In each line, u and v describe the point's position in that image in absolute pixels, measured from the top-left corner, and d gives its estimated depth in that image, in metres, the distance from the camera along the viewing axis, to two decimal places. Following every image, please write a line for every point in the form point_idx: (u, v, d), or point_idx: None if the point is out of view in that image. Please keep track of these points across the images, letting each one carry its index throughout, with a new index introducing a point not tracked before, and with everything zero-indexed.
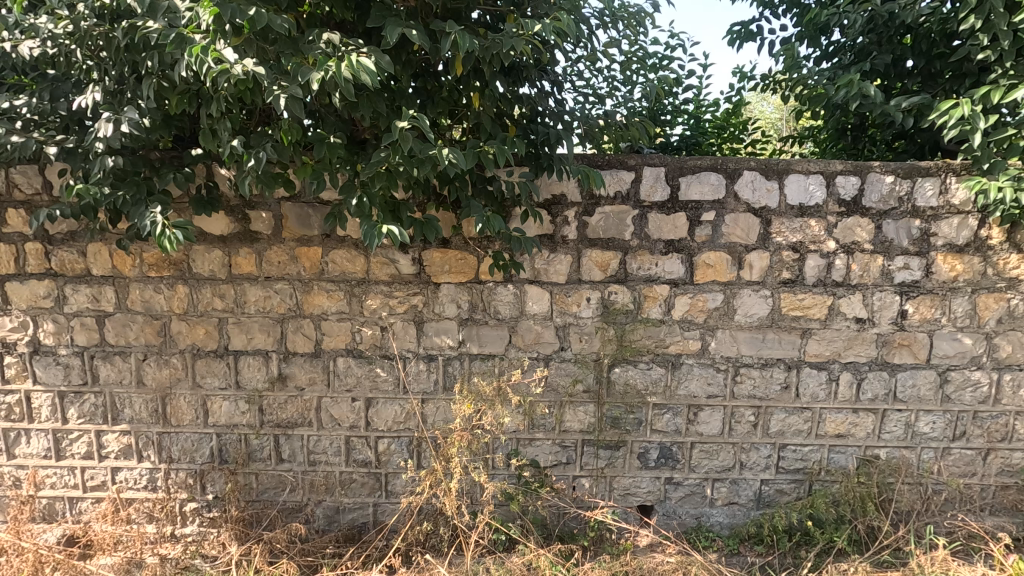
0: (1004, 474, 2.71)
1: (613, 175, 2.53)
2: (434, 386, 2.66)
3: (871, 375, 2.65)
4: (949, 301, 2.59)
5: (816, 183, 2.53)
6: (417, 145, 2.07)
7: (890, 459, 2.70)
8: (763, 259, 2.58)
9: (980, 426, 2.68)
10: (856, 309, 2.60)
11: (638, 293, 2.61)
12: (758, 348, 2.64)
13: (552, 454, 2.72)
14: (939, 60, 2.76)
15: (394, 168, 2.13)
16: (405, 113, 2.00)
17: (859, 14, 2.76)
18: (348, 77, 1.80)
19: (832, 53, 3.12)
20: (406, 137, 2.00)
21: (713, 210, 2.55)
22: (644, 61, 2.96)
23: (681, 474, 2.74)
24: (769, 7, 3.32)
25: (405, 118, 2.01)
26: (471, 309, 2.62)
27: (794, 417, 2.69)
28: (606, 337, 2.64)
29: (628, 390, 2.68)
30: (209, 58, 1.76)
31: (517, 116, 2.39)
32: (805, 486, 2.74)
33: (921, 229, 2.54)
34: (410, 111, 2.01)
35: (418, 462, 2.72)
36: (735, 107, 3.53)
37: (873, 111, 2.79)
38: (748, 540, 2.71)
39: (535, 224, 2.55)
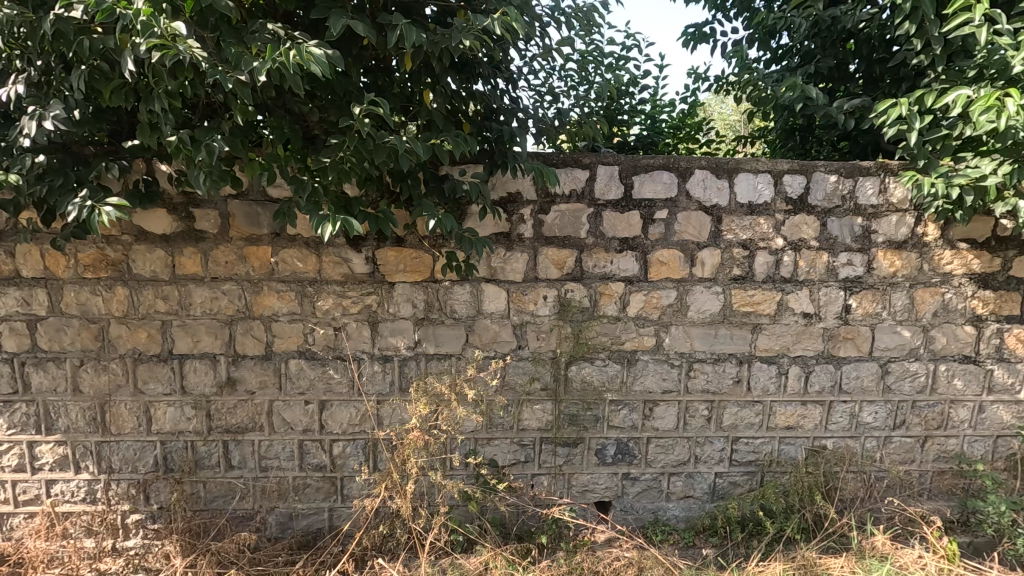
0: (940, 460, 2.84)
1: (567, 172, 2.54)
2: (390, 387, 2.62)
3: (818, 368, 2.74)
4: (889, 295, 2.69)
5: (765, 182, 2.59)
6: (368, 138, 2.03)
7: (837, 449, 2.80)
8: (714, 256, 2.63)
9: (918, 415, 2.80)
10: (804, 304, 2.69)
11: (594, 291, 2.63)
12: (710, 343, 2.69)
13: (510, 452, 2.71)
14: (879, 64, 2.88)
15: (347, 159, 2.10)
16: (364, 97, 1.96)
17: (804, 19, 2.87)
18: (297, 68, 1.75)
19: (781, 56, 3.22)
20: (362, 124, 1.95)
21: (666, 208, 2.59)
22: (600, 61, 3.00)
23: (638, 469, 2.77)
24: (721, 11, 3.40)
25: (363, 101, 1.97)
26: (427, 308, 2.59)
27: (745, 411, 2.76)
28: (563, 335, 2.65)
29: (585, 388, 2.69)
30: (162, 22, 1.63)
31: (472, 113, 2.37)
32: (757, 477, 2.81)
33: (863, 227, 2.64)
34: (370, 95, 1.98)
35: (374, 465, 2.67)
36: (690, 108, 3.61)
37: (818, 113, 2.89)
38: (703, 533, 2.76)
39: (491, 222, 2.53)
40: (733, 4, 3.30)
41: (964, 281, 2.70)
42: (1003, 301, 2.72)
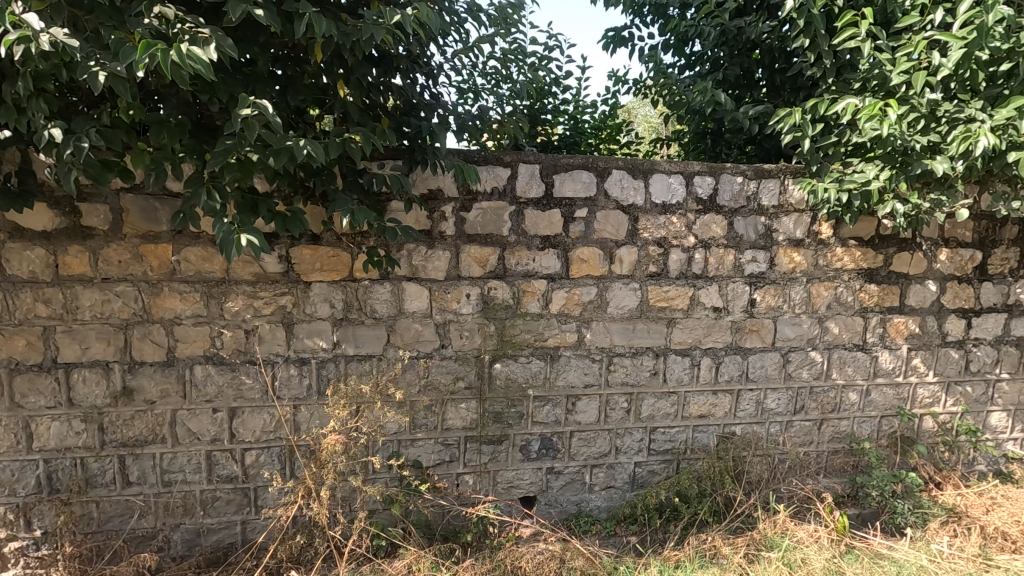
0: (834, 441, 3.09)
1: (489, 170, 2.53)
2: (307, 391, 2.51)
3: (726, 358, 2.90)
4: (789, 289, 2.90)
5: (677, 182, 2.71)
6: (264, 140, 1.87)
7: (745, 434, 2.98)
8: (631, 254, 2.72)
9: (815, 400, 3.03)
10: (714, 299, 2.84)
11: (517, 288, 2.64)
12: (629, 337, 2.79)
13: (434, 453, 2.68)
14: (780, 74, 3.07)
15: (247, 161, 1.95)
16: (246, 101, 1.80)
17: (713, 28, 3.00)
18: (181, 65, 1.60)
19: (694, 61, 3.37)
20: (252, 129, 1.82)
21: (585, 207, 2.65)
22: (522, 60, 3.01)
23: (562, 463, 2.82)
24: (639, 16, 3.51)
25: (246, 104, 1.82)
26: (346, 309, 2.50)
27: (662, 402, 2.87)
28: (486, 333, 2.64)
29: (509, 385, 2.70)
30: (8, 19, 1.50)
31: (390, 108, 2.30)
32: (673, 465, 2.94)
33: (765, 226, 2.82)
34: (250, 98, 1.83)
35: (290, 472, 2.56)
36: (611, 110, 3.70)
37: (726, 118, 3.06)
38: (623, 521, 2.85)
39: (412, 219, 2.48)
40: (650, 9, 3.40)
41: (853, 276, 2.95)
42: (885, 294, 2.99)
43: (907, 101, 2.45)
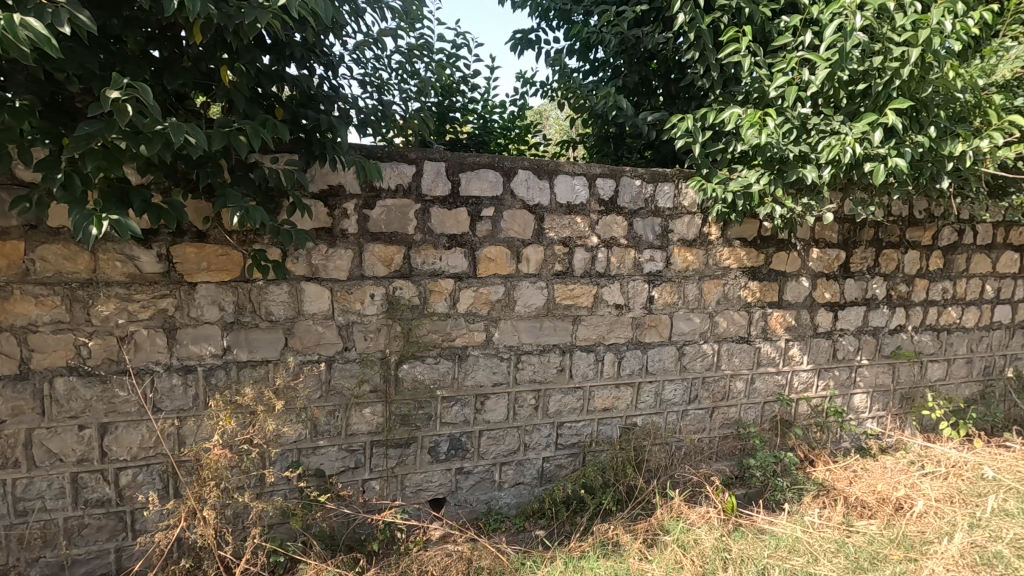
0: (724, 427, 3.33)
1: (393, 167, 2.47)
2: (193, 401, 2.31)
3: (628, 353, 3.04)
4: (683, 286, 3.08)
5: (581, 183, 2.79)
6: (141, 122, 1.66)
7: (645, 425, 3.13)
8: (538, 253, 2.76)
9: (708, 389, 3.25)
10: (616, 296, 2.95)
11: (423, 287, 2.60)
12: (536, 335, 2.83)
13: (338, 460, 2.57)
14: (674, 84, 3.25)
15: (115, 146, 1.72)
16: (117, 83, 1.57)
17: (612, 36, 3.11)
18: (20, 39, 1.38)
19: (597, 67, 3.49)
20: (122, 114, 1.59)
21: (492, 206, 2.65)
22: (428, 56, 2.96)
23: (471, 462, 2.81)
24: (546, 20, 3.57)
25: (116, 87, 1.58)
26: (237, 311, 2.33)
27: (568, 397, 2.95)
28: (392, 334, 2.57)
29: (417, 387, 2.65)
30: None
31: (285, 98, 2.17)
32: (579, 458, 3.03)
33: (662, 226, 2.98)
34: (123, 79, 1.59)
35: (174, 491, 2.34)
36: (519, 111, 3.75)
37: (626, 123, 3.20)
38: (532, 516, 2.90)
39: (311, 216, 2.36)
40: (555, 14, 3.47)
41: (739, 273, 3.19)
42: (766, 290, 3.26)
43: (782, 114, 2.72)
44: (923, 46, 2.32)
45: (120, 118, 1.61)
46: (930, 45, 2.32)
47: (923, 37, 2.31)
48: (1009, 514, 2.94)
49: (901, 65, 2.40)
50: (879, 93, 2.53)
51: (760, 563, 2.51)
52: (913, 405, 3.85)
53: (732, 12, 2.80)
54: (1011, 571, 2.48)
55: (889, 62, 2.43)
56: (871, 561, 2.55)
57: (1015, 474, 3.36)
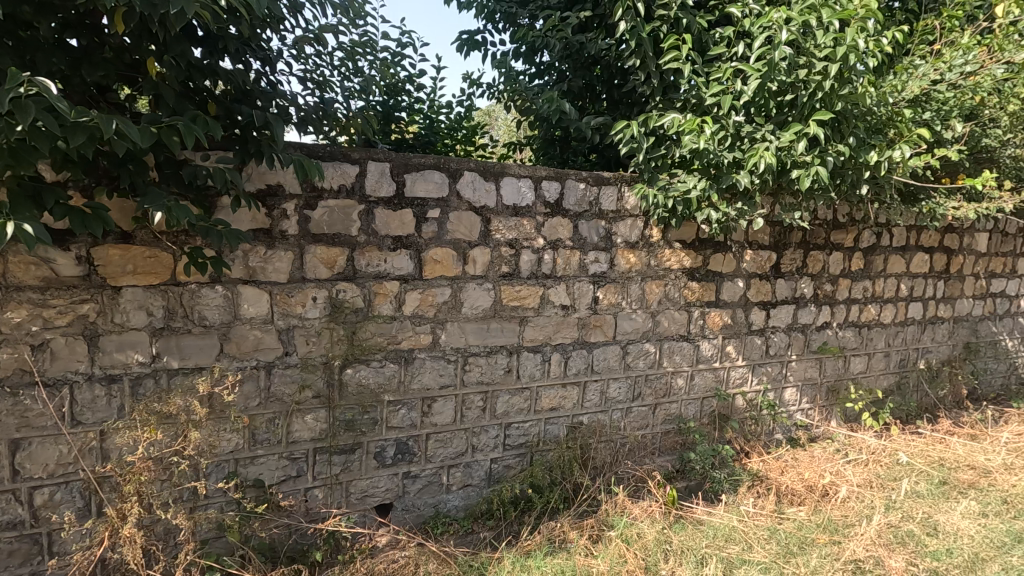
0: (666, 423, 3.44)
1: (335, 167, 2.41)
2: (118, 412, 2.18)
3: (574, 353, 3.09)
4: (626, 287, 3.17)
5: (526, 186, 2.81)
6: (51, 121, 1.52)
7: (591, 423, 3.20)
8: (484, 255, 2.77)
9: (650, 387, 3.35)
10: (562, 297, 3.00)
11: (368, 290, 2.55)
12: (483, 337, 2.84)
13: (279, 469, 2.48)
14: (616, 90, 3.34)
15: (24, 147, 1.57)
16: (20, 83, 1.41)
17: (557, 41, 3.15)
18: None
19: (543, 71, 3.53)
20: (28, 109, 1.44)
21: (438, 208, 2.64)
22: (372, 54, 2.91)
23: (418, 466, 2.78)
24: (491, 23, 3.58)
25: (17, 87, 1.42)
26: (167, 316, 2.21)
27: (515, 398, 2.97)
28: (335, 338, 2.51)
29: (361, 391, 2.60)
30: None
31: (219, 93, 2.08)
32: (527, 458, 3.05)
33: (606, 229, 3.05)
34: (23, 77, 1.43)
35: (97, 509, 2.19)
36: (466, 112, 3.74)
37: (571, 127, 3.25)
38: (480, 518, 2.90)
39: (248, 216, 2.27)
40: (501, 17, 3.49)
41: (679, 274, 3.31)
42: (704, 290, 3.40)
43: (718, 121, 2.84)
44: (841, 62, 2.49)
45: (27, 121, 1.46)
46: (847, 60, 2.49)
47: (841, 53, 2.47)
48: (920, 496, 3.19)
49: (823, 78, 2.56)
50: (805, 104, 2.69)
51: (699, 552, 2.62)
52: (838, 396, 4.11)
53: (671, 21, 2.90)
54: (922, 548, 2.69)
55: (812, 75, 2.59)
56: (800, 546, 2.70)
57: (926, 458, 3.65)
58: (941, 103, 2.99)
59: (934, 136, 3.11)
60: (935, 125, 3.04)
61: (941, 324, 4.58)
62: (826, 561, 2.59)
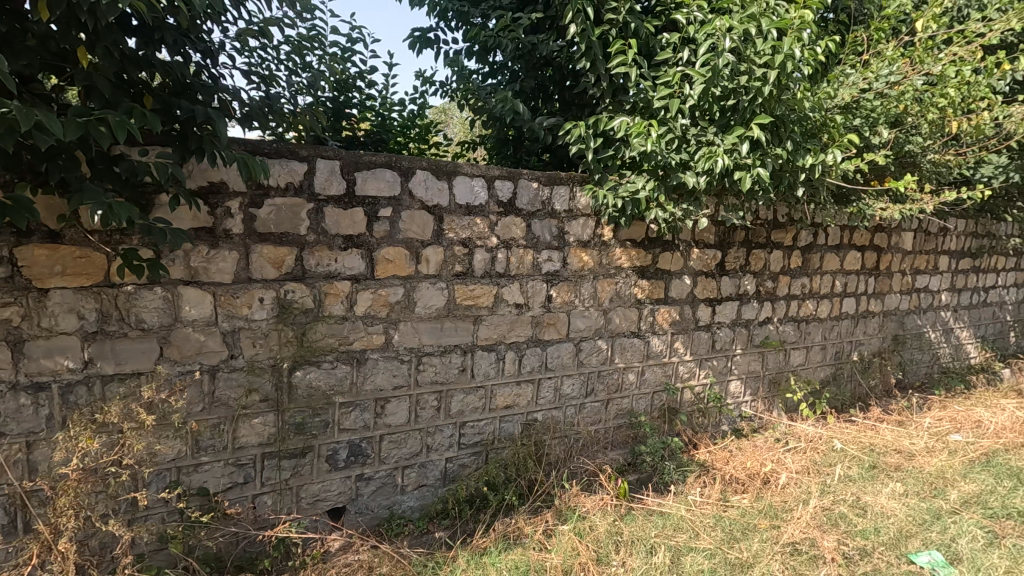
0: (618, 417, 3.52)
1: (282, 164, 2.34)
2: (47, 422, 2.06)
3: (528, 351, 3.12)
4: (579, 286, 3.22)
5: (479, 185, 2.82)
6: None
7: (545, 420, 3.24)
8: (437, 254, 2.76)
9: (603, 383, 3.42)
10: (516, 296, 3.02)
11: (318, 290, 2.49)
12: (437, 336, 2.83)
13: (225, 476, 2.40)
14: (567, 92, 3.39)
15: None
16: None
17: (509, 41, 3.16)
18: None
19: (496, 71, 3.54)
20: None
21: (390, 206, 2.61)
22: (321, 50, 2.84)
23: (371, 468, 2.75)
24: (444, 21, 3.56)
25: None
26: (101, 320, 2.10)
27: (470, 396, 2.97)
28: (283, 339, 2.45)
29: (312, 394, 2.54)
30: None
31: (156, 86, 1.99)
32: (482, 456, 3.06)
33: (558, 228, 3.09)
34: None
35: (24, 526, 2.06)
36: (419, 110, 3.71)
37: (524, 127, 3.28)
38: (435, 518, 2.90)
39: (188, 214, 2.19)
40: (453, 15, 3.48)
41: (630, 273, 3.39)
42: (653, 288, 3.50)
43: (665, 124, 2.93)
44: (779, 70, 2.62)
45: None
46: (784, 68, 2.61)
47: (779, 61, 2.59)
48: (852, 480, 3.39)
49: (763, 85, 2.68)
50: (746, 109, 2.80)
51: (649, 542, 2.70)
52: (779, 388, 4.31)
53: (620, 25, 2.97)
54: (852, 528, 2.86)
55: (753, 81, 2.70)
56: (743, 531, 2.83)
57: (858, 444, 3.88)
58: (869, 110, 3.19)
59: (863, 141, 3.31)
60: (864, 131, 3.23)
61: (872, 318, 4.88)
62: (767, 544, 2.72)
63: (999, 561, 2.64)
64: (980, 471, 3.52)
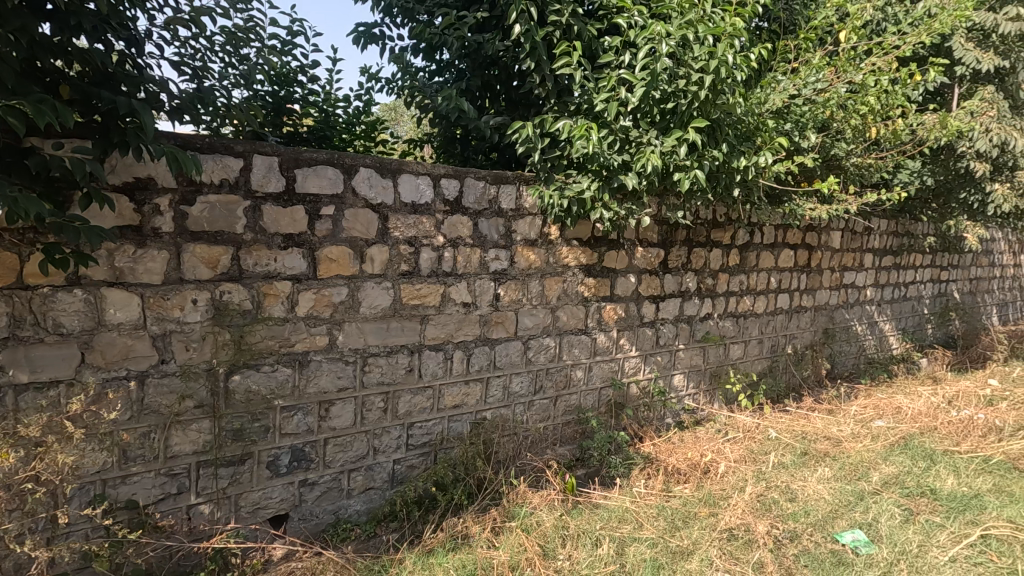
0: (566, 414, 3.58)
1: (215, 160, 2.25)
2: None
3: (476, 350, 3.12)
4: (526, 284, 3.25)
5: (425, 183, 2.79)
6: None
7: (494, 418, 3.25)
8: (382, 253, 2.72)
9: (551, 380, 3.46)
10: (463, 295, 3.01)
11: (255, 291, 2.41)
12: (383, 336, 2.79)
13: (156, 487, 2.28)
14: (513, 92, 3.41)
15: None
16: None
17: (455, 39, 3.14)
18: None
19: (442, 69, 3.52)
20: None
21: (332, 205, 2.55)
22: (259, 42, 2.74)
23: (315, 473, 2.68)
24: (389, 17, 3.51)
25: None
26: (13, 325, 1.96)
27: (418, 397, 2.95)
28: (219, 343, 2.35)
29: (251, 399, 2.45)
30: None
31: (74, 76, 1.87)
32: (430, 457, 3.04)
33: (505, 227, 3.10)
34: None
35: None
36: (365, 106, 3.64)
37: (470, 125, 3.28)
38: (383, 521, 2.85)
39: (112, 212, 2.07)
40: (398, 11, 3.42)
41: (576, 271, 3.44)
42: (599, 285, 3.57)
43: (607, 125, 3.00)
44: (713, 75, 2.71)
45: None
46: (718, 73, 2.71)
47: (712, 67, 2.68)
48: (785, 466, 3.58)
49: (698, 89, 2.77)
50: (684, 112, 2.88)
51: (594, 535, 2.75)
52: (719, 381, 4.49)
53: (563, 27, 3.01)
54: (783, 513, 3.02)
55: (690, 85, 2.79)
56: (684, 520, 2.93)
57: (791, 433, 4.09)
58: (799, 115, 3.35)
59: (793, 145, 3.49)
60: (794, 135, 3.40)
61: (804, 313, 5.15)
62: (706, 531, 2.83)
63: (914, 536, 2.85)
64: (898, 453, 3.79)
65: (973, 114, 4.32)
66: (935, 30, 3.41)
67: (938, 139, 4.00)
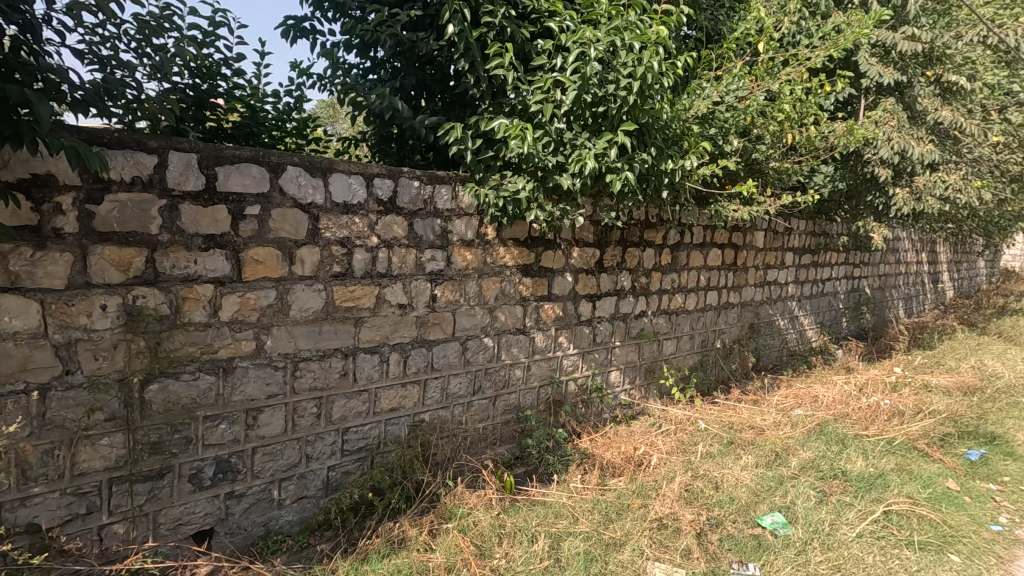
0: (506, 413, 3.61)
1: (126, 156, 2.10)
2: None
3: (413, 352, 3.08)
4: (463, 284, 3.24)
5: (357, 182, 2.73)
6: None
7: (432, 420, 3.22)
8: (313, 254, 2.64)
9: (490, 379, 3.48)
10: (398, 296, 2.97)
11: (173, 295, 2.28)
12: (315, 340, 2.71)
13: (61, 508, 2.11)
14: (449, 91, 3.39)
15: None
16: None
17: (387, 36, 3.09)
18: None
19: (376, 66, 3.45)
20: None
21: (258, 204, 2.45)
22: (178, 33, 2.60)
23: (243, 484, 2.57)
24: (320, 11, 3.41)
25: None
26: None
27: (353, 401, 2.88)
28: (132, 351, 2.20)
29: (170, 409, 2.32)
30: None
31: None
32: (367, 461, 2.98)
33: (441, 227, 3.09)
34: None
35: None
36: (296, 103, 3.52)
37: (404, 124, 3.24)
38: (317, 530, 2.78)
39: (5, 210, 1.90)
40: (330, 6, 3.33)
41: (514, 271, 3.47)
42: (537, 285, 3.61)
43: (541, 127, 3.04)
44: (640, 81, 2.77)
45: None
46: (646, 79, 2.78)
47: (640, 73, 2.74)
48: (713, 455, 3.75)
49: (627, 94, 2.85)
50: (614, 116, 2.96)
51: (530, 531, 2.79)
52: (653, 376, 4.66)
53: (497, 28, 3.03)
54: (710, 500, 3.16)
55: (620, 90, 2.86)
56: (617, 512, 3.02)
57: (719, 423, 4.30)
58: (723, 121, 3.52)
59: (717, 149, 3.66)
60: (718, 140, 3.57)
61: (732, 309, 5.42)
62: (637, 522, 2.92)
63: (826, 515, 3.05)
64: (814, 439, 4.05)
65: (878, 123, 4.69)
66: (841, 45, 3.66)
67: (847, 146, 4.30)
